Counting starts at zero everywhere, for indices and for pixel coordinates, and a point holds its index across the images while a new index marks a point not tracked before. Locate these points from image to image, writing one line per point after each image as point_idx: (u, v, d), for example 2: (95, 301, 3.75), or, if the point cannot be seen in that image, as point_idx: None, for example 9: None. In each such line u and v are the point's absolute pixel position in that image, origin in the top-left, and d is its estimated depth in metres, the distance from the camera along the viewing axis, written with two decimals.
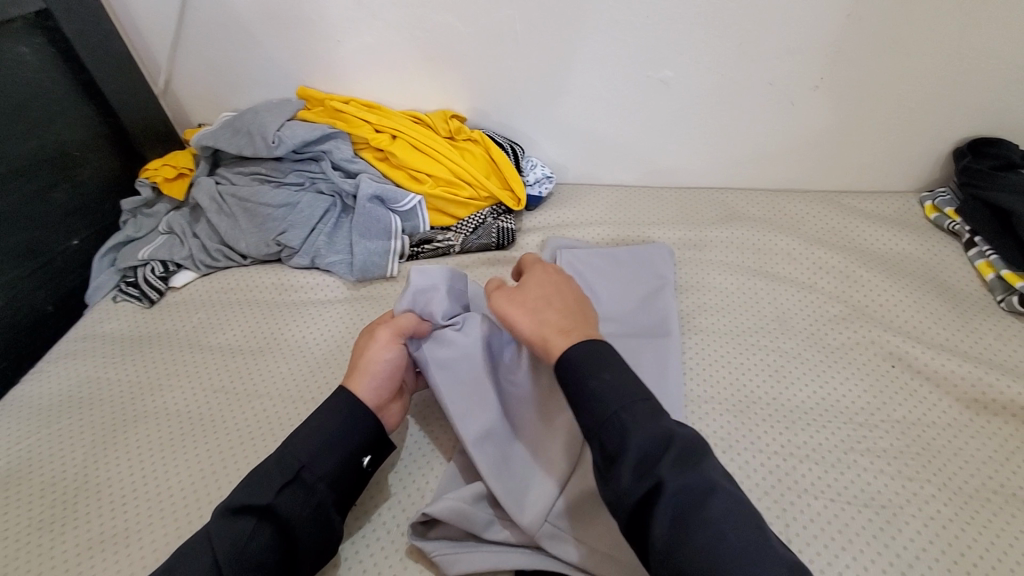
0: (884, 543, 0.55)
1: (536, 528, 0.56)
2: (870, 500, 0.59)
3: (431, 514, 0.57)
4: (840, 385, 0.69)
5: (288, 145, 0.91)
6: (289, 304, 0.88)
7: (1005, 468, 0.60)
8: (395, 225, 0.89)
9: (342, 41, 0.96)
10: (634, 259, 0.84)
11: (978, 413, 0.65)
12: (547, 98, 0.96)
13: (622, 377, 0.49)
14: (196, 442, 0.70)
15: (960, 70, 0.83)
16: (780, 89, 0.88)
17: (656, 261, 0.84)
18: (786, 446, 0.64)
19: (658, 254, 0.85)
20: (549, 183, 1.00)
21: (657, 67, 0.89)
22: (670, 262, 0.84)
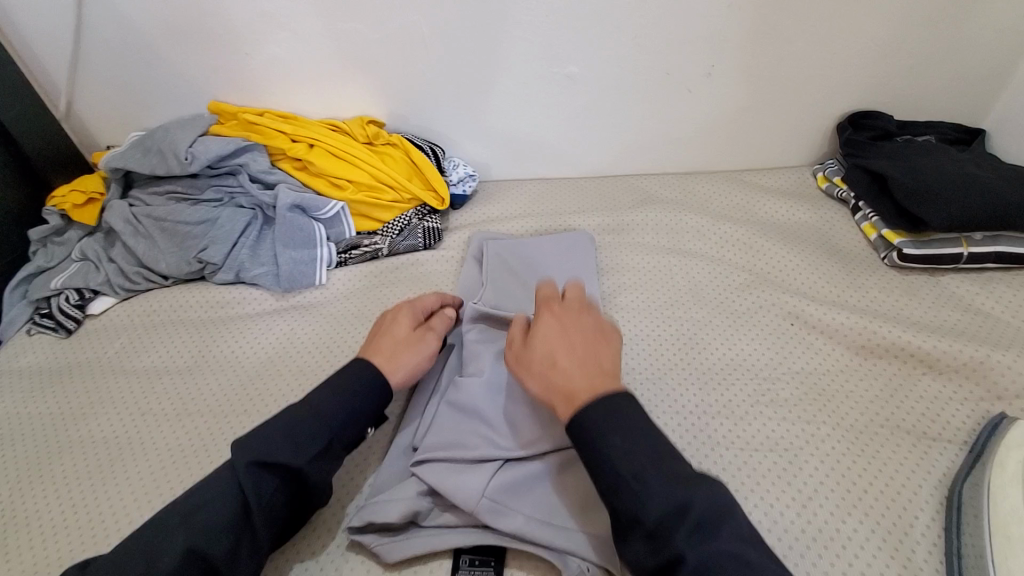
0: (790, 482, 0.61)
1: (474, 504, 0.58)
2: (776, 446, 0.64)
3: (374, 516, 0.58)
4: (747, 346, 0.75)
5: (202, 161, 0.91)
6: (216, 320, 0.87)
7: (891, 404, 0.67)
8: (319, 233, 0.89)
9: (251, 54, 0.96)
10: (556, 248, 0.88)
11: (867, 357, 0.71)
12: (463, 98, 0.99)
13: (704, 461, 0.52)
14: (127, 466, 0.69)
15: (834, 50, 0.91)
16: (678, 78, 0.94)
17: (579, 250, 0.88)
18: (701, 406, 0.68)
19: (580, 242, 0.89)
20: (473, 181, 1.02)
21: (563, 63, 0.93)
22: (591, 249, 0.88)
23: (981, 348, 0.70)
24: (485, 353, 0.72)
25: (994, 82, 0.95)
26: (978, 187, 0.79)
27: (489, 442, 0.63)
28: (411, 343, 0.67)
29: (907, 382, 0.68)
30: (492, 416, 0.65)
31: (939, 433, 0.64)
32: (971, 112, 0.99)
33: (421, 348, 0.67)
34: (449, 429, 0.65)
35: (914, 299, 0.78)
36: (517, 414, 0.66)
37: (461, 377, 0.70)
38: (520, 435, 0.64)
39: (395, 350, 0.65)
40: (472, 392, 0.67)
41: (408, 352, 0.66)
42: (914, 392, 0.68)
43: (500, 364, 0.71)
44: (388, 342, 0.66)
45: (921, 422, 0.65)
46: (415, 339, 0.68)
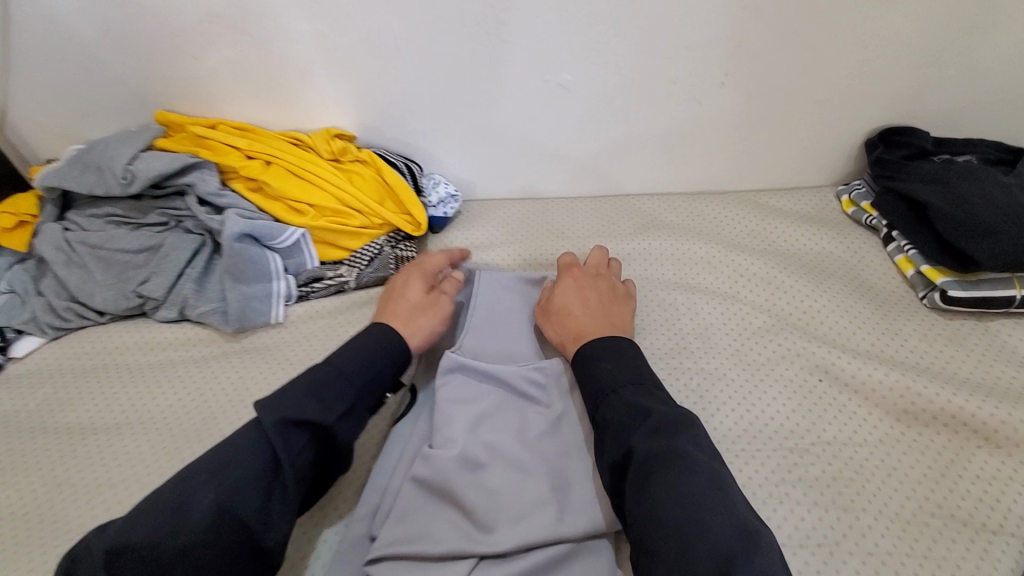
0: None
1: None
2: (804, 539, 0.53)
3: None
4: (767, 407, 0.64)
5: (142, 181, 0.80)
6: (155, 365, 0.75)
7: (940, 485, 0.56)
8: (275, 264, 0.78)
9: (202, 58, 0.85)
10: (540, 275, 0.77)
11: (910, 425, 0.61)
12: (443, 109, 0.88)
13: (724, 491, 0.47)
14: (30, 553, 0.58)
15: (863, 58, 0.80)
16: (686, 88, 0.83)
17: None
18: None
19: None
20: (455, 202, 0.91)
21: (556, 71, 0.82)
22: None
23: None
24: (457, 417, 0.61)
25: None
26: None
27: (459, 532, 0.54)
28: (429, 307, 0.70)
29: (958, 457, 0.58)
30: (464, 499, 0.55)
31: (1000, 525, 0.53)
32: (1016, 127, 0.88)
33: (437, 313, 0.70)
34: (414, 517, 0.56)
35: (962, 350, 0.67)
36: (494, 495, 0.56)
37: (428, 448, 0.59)
38: (496, 524, 0.54)
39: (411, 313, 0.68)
40: (439, 471, 0.57)
41: (425, 316, 0.69)
42: (968, 471, 0.57)
43: (474, 433, 0.60)
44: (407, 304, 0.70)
45: (979, 510, 0.54)
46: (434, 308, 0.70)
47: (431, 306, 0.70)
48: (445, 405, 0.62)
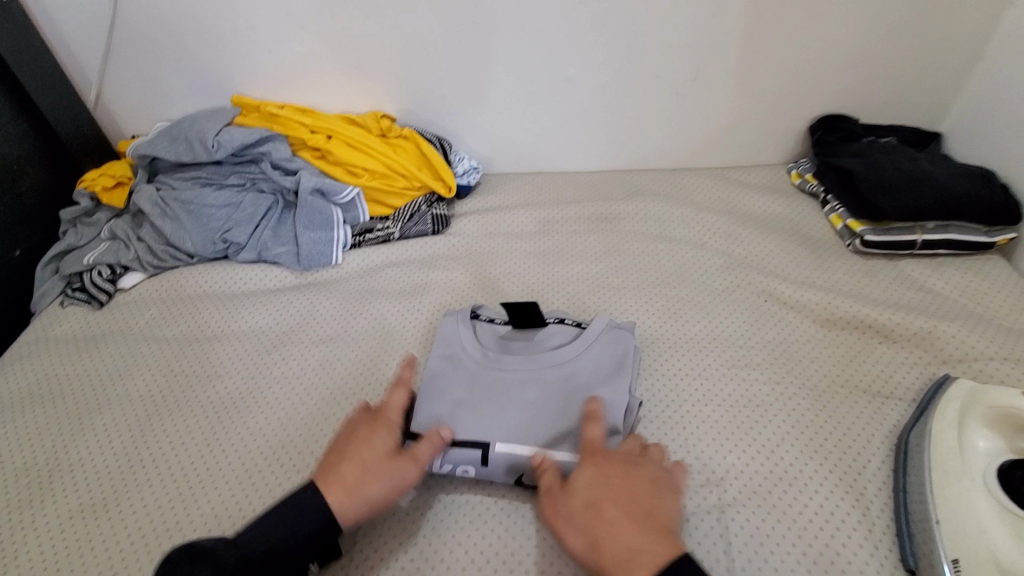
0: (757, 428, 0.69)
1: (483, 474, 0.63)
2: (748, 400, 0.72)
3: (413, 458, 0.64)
4: (726, 319, 0.83)
5: (228, 149, 0.98)
6: (240, 294, 0.94)
7: (849, 367, 0.76)
8: (337, 216, 0.97)
9: (273, 52, 1.04)
10: (568, 372, 0.68)
11: (831, 328, 0.80)
12: (469, 98, 1.07)
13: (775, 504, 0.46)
14: (163, 421, 0.76)
15: (807, 56, 1.00)
16: (666, 81, 1.03)
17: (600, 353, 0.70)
18: (684, 370, 0.76)
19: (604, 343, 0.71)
20: (476, 173, 1.11)
21: (562, 66, 1.02)
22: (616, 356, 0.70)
23: (929, 321, 0.79)
24: (494, 377, 0.68)
25: (949, 92, 1.05)
26: (930, 182, 0.88)
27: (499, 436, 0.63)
28: (359, 456, 0.55)
29: (864, 349, 0.77)
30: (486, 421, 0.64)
31: (891, 392, 0.73)
32: (929, 119, 1.09)
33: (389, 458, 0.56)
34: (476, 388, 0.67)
35: (874, 281, 0.87)
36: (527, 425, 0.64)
37: (474, 369, 0.69)
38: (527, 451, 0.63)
39: (352, 472, 0.54)
40: (478, 393, 0.67)
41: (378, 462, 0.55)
42: (870, 357, 0.76)
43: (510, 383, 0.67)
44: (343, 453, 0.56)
45: (875, 382, 0.74)
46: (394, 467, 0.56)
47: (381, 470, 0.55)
48: (480, 352, 0.71)
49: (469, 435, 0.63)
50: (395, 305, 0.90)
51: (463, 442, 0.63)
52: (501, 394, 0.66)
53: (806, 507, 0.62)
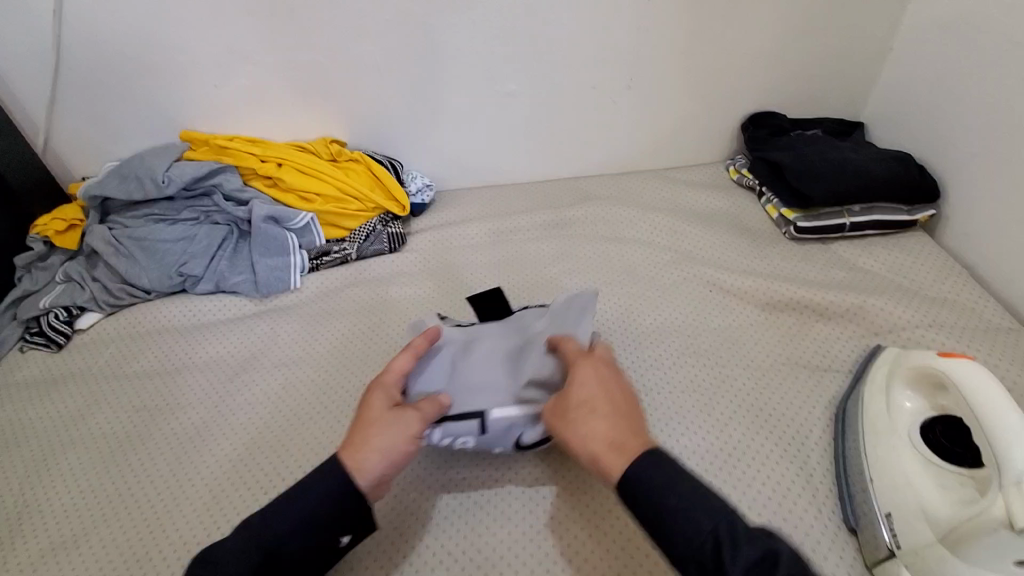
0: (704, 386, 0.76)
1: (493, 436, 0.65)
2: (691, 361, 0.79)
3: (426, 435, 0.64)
4: (674, 310, 0.87)
5: (179, 183, 0.99)
6: (201, 325, 0.94)
7: (790, 345, 0.80)
8: (292, 241, 0.99)
9: (220, 86, 1.06)
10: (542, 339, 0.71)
11: (772, 311, 0.85)
12: (416, 118, 1.11)
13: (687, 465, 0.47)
14: (128, 456, 0.76)
15: (732, 59, 1.06)
16: (603, 90, 1.08)
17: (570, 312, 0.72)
18: (637, 361, 0.80)
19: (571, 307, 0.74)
20: (429, 191, 1.13)
21: (503, 82, 1.06)
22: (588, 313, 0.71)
23: (860, 296, 0.84)
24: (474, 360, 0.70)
25: (865, 84, 1.12)
26: (852, 167, 0.94)
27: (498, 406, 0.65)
28: (365, 416, 0.56)
29: (802, 328, 0.82)
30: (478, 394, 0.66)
31: (829, 365, 0.77)
32: (851, 110, 1.16)
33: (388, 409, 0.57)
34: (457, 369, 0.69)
35: (809, 264, 0.92)
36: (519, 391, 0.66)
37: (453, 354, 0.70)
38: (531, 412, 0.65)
39: (360, 433, 0.55)
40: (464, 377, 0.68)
41: (380, 420, 0.56)
42: (808, 335, 0.81)
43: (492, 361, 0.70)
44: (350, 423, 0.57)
45: (814, 358, 0.78)
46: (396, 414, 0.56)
47: (385, 419, 0.55)
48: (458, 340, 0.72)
49: (464, 409, 0.65)
50: (356, 323, 0.92)
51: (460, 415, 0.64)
52: (478, 374, 0.68)
53: (755, 480, 0.65)
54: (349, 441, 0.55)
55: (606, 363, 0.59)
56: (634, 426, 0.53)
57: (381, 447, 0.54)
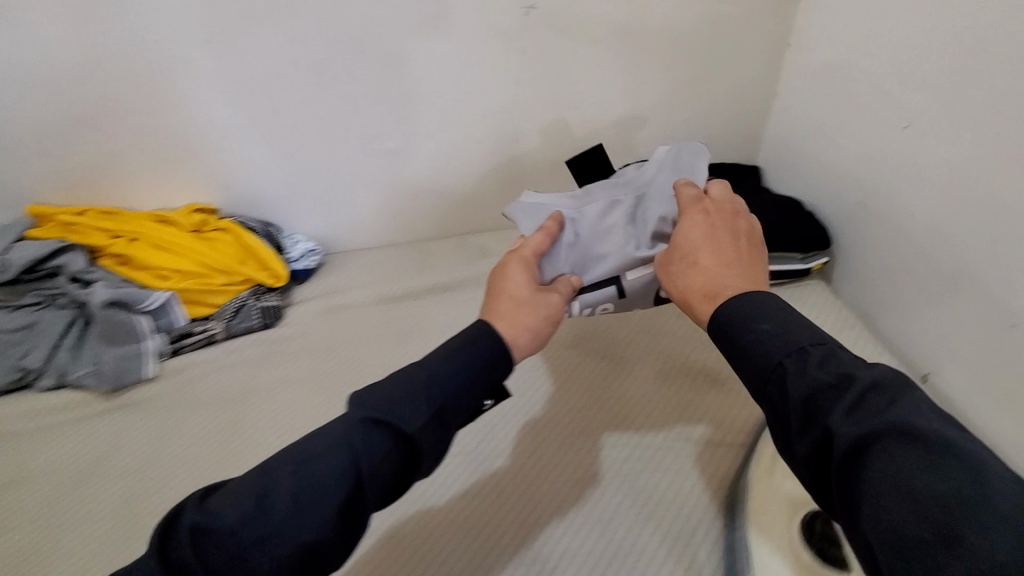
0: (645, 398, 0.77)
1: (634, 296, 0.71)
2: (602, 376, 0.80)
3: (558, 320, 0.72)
4: (563, 381, 0.80)
5: (15, 268, 0.88)
6: (35, 430, 0.82)
7: (682, 417, 0.74)
8: (143, 325, 0.88)
9: (65, 157, 0.95)
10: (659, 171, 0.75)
11: (665, 377, 0.79)
12: (292, 181, 1.03)
13: (782, 325, 0.48)
14: None
15: (621, 107, 1.03)
16: (490, 144, 1.03)
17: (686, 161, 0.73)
18: (520, 447, 0.72)
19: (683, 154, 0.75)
20: (314, 256, 1.05)
21: (382, 139, 1.00)
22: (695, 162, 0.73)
23: None
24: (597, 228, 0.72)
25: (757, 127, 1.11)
26: None
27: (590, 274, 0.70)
28: (518, 295, 0.59)
29: (695, 396, 0.77)
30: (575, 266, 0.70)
31: (723, 438, 0.72)
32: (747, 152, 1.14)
33: (527, 286, 0.60)
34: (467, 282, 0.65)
35: None
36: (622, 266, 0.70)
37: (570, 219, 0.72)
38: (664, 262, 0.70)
39: (516, 321, 0.57)
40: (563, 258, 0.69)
41: (534, 308, 0.58)
42: (701, 404, 0.76)
43: (599, 227, 0.72)
44: (501, 312, 0.57)
45: (708, 431, 0.73)
46: (529, 291, 0.59)
47: (535, 302, 0.59)
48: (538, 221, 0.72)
49: (596, 278, 0.70)
50: (216, 418, 0.82)
51: (593, 284, 0.70)
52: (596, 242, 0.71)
53: None
54: (471, 325, 0.55)
55: (708, 210, 0.61)
56: (734, 270, 0.56)
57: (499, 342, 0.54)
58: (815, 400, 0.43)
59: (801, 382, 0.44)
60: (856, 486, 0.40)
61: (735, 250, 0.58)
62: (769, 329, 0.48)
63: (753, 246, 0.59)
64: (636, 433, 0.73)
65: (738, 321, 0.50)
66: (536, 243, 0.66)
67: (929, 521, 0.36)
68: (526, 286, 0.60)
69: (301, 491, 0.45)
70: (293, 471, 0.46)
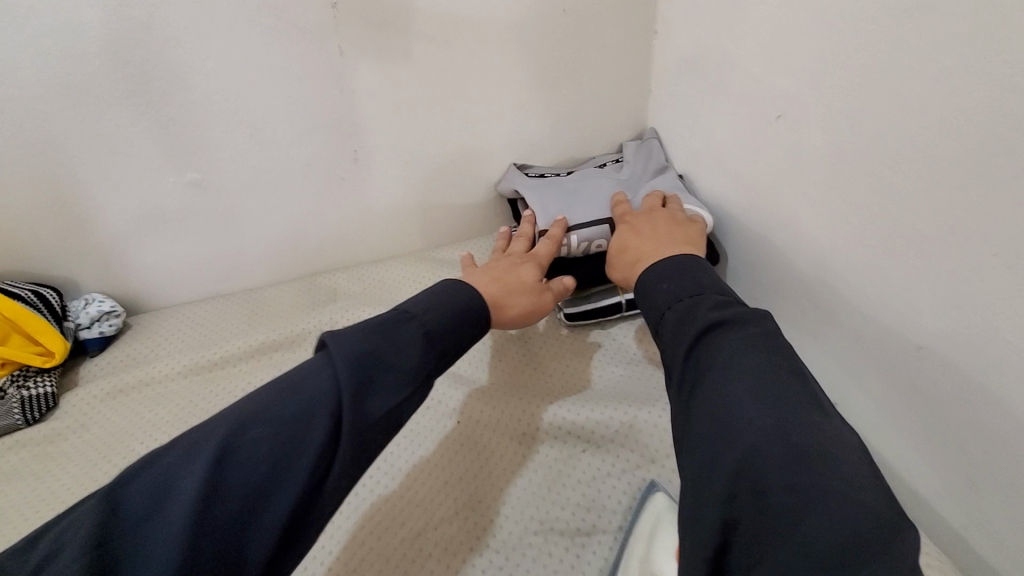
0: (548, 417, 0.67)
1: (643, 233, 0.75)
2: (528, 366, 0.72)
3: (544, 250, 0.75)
4: (400, 463, 0.63)
5: None
6: None
7: (548, 499, 0.59)
8: None
9: None
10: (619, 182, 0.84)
11: (530, 445, 0.64)
12: (67, 231, 0.81)
13: (676, 286, 0.51)
14: None
15: (474, 113, 0.87)
16: (322, 168, 0.86)
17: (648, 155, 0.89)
18: (333, 569, 0.54)
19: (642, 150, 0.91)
20: (115, 320, 0.85)
21: (181, 171, 0.81)
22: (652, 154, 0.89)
23: (628, 411, 0.66)
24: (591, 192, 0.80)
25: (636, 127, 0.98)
26: None
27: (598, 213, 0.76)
28: (509, 281, 0.62)
29: (565, 466, 0.61)
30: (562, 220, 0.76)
31: (595, 524, 0.56)
32: None
33: (525, 276, 0.63)
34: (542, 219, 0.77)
35: (583, 362, 0.73)
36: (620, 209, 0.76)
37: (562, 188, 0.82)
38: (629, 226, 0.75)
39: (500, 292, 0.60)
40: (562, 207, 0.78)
41: (522, 294, 0.61)
42: (572, 477, 0.60)
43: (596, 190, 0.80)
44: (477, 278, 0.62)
45: (578, 515, 0.57)
46: (530, 279, 0.63)
47: (523, 288, 0.62)
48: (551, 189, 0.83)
49: (589, 218, 0.76)
50: None
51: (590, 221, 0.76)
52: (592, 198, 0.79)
53: None
54: (448, 284, 0.55)
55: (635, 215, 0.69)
56: (669, 246, 0.61)
57: (471, 301, 0.54)
58: (704, 428, 0.38)
59: (699, 321, 0.45)
60: (702, 446, 0.38)
61: (671, 227, 0.65)
62: (672, 288, 0.51)
63: (684, 228, 0.66)
64: (539, 458, 0.62)
65: (654, 282, 0.53)
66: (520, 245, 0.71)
67: (804, 490, 0.33)
68: (529, 274, 0.64)
69: (280, 461, 0.38)
70: (275, 443, 0.39)
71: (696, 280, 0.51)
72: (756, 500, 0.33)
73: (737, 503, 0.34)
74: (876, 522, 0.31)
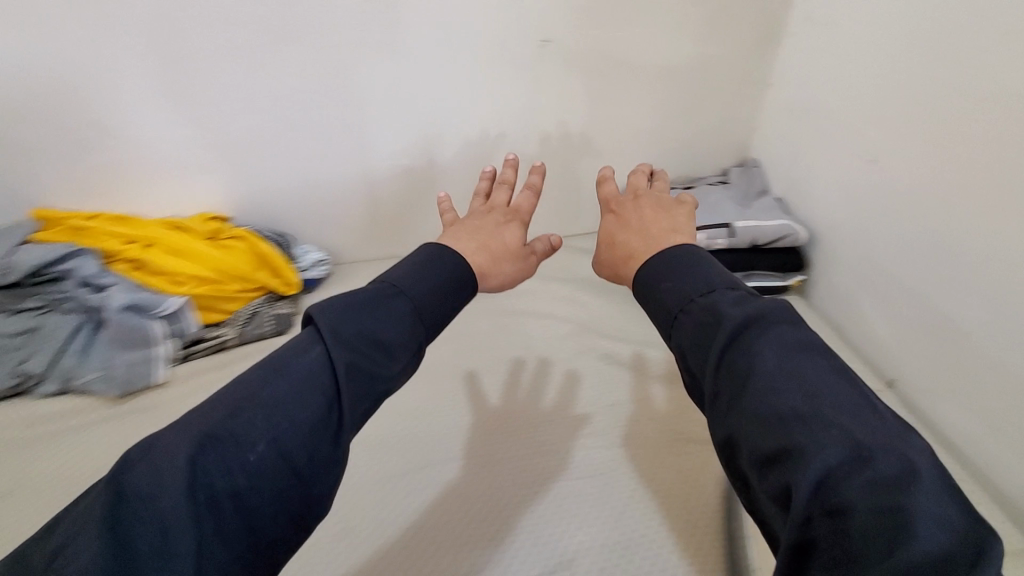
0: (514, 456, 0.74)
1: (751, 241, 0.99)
2: (515, 413, 0.83)
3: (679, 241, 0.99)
4: (574, 387, 0.86)
5: (23, 270, 0.87)
6: (35, 437, 0.79)
7: (685, 418, 0.81)
8: (155, 330, 0.87)
9: (80, 163, 0.96)
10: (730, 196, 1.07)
11: (669, 384, 0.86)
12: (308, 194, 1.06)
13: (683, 281, 0.51)
14: None
15: (625, 134, 1.10)
16: (501, 165, 1.09)
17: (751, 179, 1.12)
18: (537, 446, 0.77)
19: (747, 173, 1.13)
20: (324, 265, 1.08)
21: (399, 156, 1.05)
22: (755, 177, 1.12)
23: None
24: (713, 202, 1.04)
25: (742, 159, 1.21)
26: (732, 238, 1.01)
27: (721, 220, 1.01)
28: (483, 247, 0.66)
29: None
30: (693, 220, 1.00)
31: None
32: None
33: (510, 241, 0.69)
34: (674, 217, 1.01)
35: None
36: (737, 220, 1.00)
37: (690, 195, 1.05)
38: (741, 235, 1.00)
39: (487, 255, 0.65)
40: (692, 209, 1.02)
41: (511, 261, 0.67)
42: None
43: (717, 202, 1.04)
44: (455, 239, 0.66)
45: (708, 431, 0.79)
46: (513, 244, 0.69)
47: (502, 255, 0.67)
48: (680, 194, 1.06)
49: (714, 222, 1.00)
50: None
51: (714, 224, 0.99)
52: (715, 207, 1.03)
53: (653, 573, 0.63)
54: (424, 252, 0.58)
55: (618, 208, 0.69)
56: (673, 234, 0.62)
57: (453, 266, 0.58)
58: (757, 458, 0.38)
59: (728, 322, 0.44)
60: (767, 477, 0.38)
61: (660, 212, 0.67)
62: (675, 285, 0.51)
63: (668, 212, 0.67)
64: (675, 392, 0.85)
65: (658, 273, 0.53)
66: (501, 198, 0.75)
67: (896, 522, 0.32)
68: (497, 239, 0.68)
69: (280, 455, 0.41)
70: (269, 428, 0.41)
71: (706, 274, 0.51)
72: (833, 537, 0.34)
73: (814, 526, 0.34)
74: (957, 536, 0.32)
